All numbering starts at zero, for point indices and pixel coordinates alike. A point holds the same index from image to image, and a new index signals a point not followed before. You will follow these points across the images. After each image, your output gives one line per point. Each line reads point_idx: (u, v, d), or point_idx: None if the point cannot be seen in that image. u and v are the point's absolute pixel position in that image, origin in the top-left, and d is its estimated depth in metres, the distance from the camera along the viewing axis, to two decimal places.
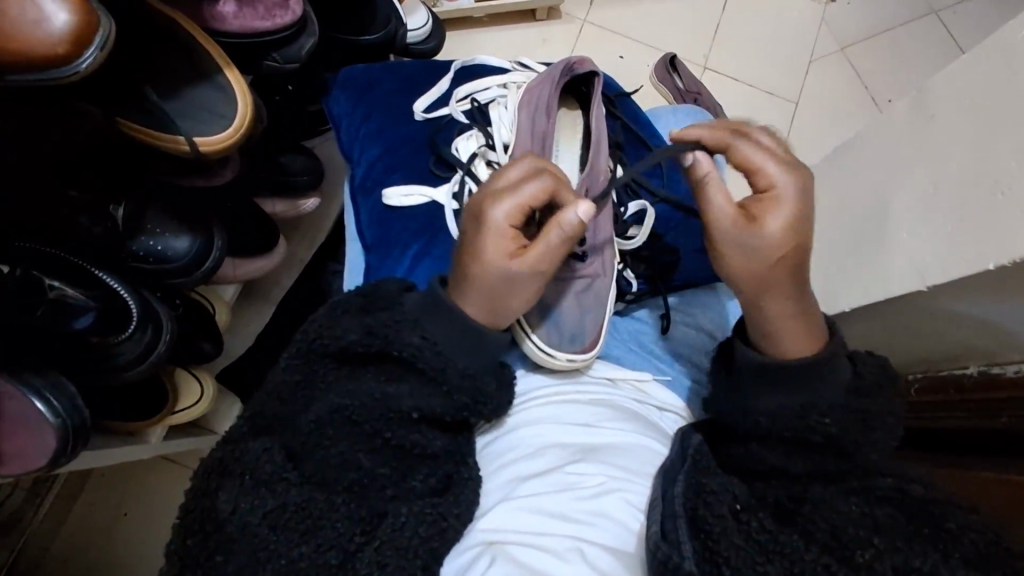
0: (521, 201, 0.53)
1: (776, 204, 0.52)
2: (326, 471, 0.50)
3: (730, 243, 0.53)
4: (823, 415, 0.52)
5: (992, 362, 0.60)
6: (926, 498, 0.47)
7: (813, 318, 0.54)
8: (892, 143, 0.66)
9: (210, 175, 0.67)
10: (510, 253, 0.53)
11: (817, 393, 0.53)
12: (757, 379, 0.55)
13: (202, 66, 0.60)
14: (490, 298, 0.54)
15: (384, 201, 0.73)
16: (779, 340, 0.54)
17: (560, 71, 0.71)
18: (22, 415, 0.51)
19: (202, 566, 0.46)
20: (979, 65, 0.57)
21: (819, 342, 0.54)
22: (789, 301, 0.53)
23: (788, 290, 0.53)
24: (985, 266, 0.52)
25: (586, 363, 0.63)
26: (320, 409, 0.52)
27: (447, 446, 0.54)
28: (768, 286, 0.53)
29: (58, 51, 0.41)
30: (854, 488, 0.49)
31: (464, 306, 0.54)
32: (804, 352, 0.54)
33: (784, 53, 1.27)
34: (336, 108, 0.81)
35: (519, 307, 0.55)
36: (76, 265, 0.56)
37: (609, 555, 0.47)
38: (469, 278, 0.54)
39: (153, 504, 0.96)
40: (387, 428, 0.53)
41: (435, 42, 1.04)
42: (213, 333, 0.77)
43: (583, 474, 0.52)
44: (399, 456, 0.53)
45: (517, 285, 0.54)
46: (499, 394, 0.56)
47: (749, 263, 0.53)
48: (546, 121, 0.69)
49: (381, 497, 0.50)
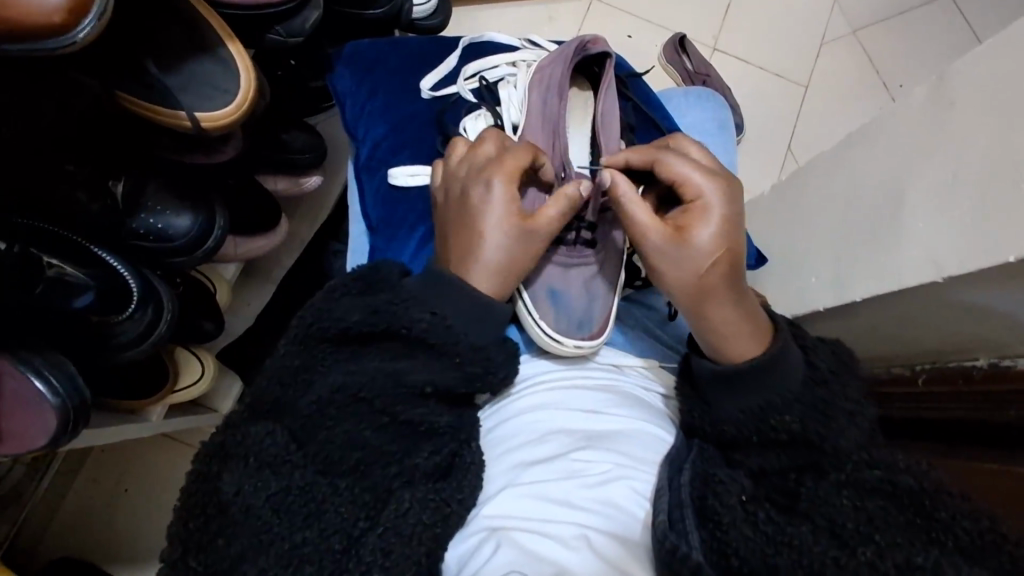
0: (516, 170, 0.58)
1: (703, 212, 0.56)
2: (328, 453, 0.49)
3: (667, 252, 0.56)
4: (781, 413, 0.52)
5: (1002, 355, 0.60)
6: (920, 489, 0.47)
7: (753, 316, 0.56)
8: (908, 129, 0.64)
9: (210, 150, 0.64)
10: (519, 216, 0.57)
11: (776, 389, 0.53)
12: (717, 386, 0.54)
13: (203, 38, 0.58)
14: (500, 262, 0.56)
15: (389, 180, 0.72)
16: (729, 345, 0.55)
17: (574, 50, 0.69)
18: (23, 394, 0.50)
19: (205, 550, 0.46)
20: (1003, 52, 0.55)
21: (761, 345, 0.55)
22: (728, 302, 0.55)
23: (732, 286, 0.56)
24: (1005, 258, 0.51)
25: (592, 349, 0.62)
26: (323, 390, 0.51)
27: (454, 422, 0.54)
28: (707, 290, 0.55)
29: (53, 21, 0.40)
30: (849, 480, 0.48)
31: (477, 276, 0.56)
32: (759, 347, 0.55)
33: (796, 35, 1.25)
34: (339, 85, 0.78)
35: (525, 272, 0.58)
36: (77, 244, 0.55)
37: (613, 542, 0.46)
38: (475, 245, 0.56)
39: (152, 482, 0.95)
40: (397, 405, 0.52)
41: (441, 18, 1.02)
42: (214, 312, 0.77)
43: (589, 462, 0.50)
44: (401, 432, 0.52)
45: (525, 249, 0.57)
46: (509, 363, 0.56)
47: (677, 262, 0.56)
48: (555, 98, 0.68)
49: (383, 474, 0.50)
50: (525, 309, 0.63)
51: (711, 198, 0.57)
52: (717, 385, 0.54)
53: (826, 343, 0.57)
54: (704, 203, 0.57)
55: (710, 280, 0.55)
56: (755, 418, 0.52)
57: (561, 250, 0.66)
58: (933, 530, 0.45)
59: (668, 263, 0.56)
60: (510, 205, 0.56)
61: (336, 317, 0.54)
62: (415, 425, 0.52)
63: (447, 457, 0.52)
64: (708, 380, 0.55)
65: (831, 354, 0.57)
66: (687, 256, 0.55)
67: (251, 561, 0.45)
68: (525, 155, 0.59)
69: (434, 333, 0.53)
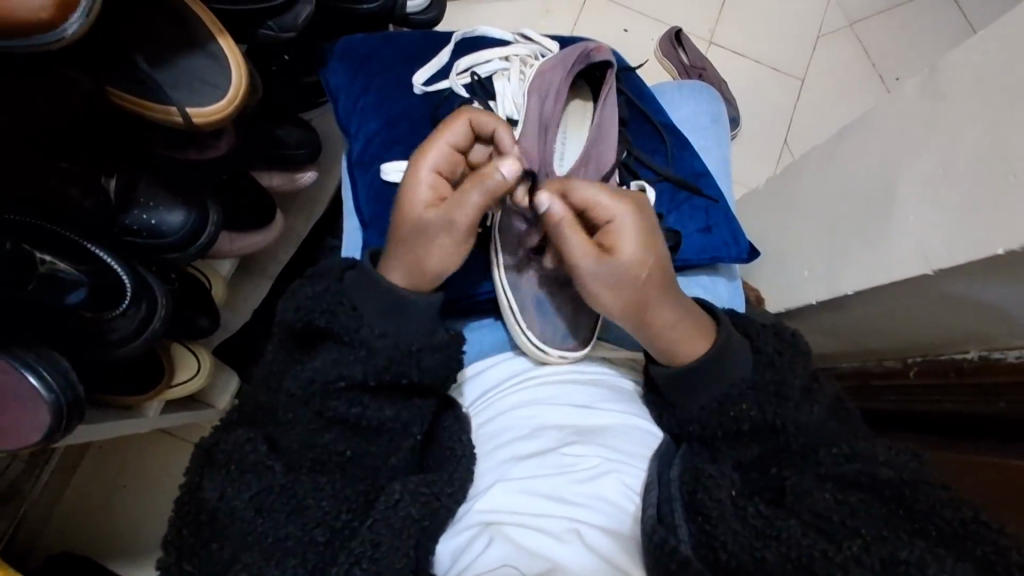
0: (444, 147, 0.56)
1: (622, 233, 0.53)
2: (292, 450, 0.50)
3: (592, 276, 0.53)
4: (756, 386, 0.54)
5: (992, 348, 0.60)
6: (900, 481, 0.48)
7: (690, 314, 0.56)
8: (900, 123, 0.64)
9: (203, 146, 0.64)
10: (434, 201, 0.55)
11: (756, 364, 0.55)
12: (706, 367, 0.54)
13: (195, 34, 0.58)
14: (409, 252, 0.54)
15: (382, 176, 0.71)
16: (678, 349, 0.55)
17: (576, 58, 0.69)
18: (17, 389, 0.50)
19: (198, 554, 0.46)
20: (995, 44, 0.56)
21: (707, 341, 0.56)
22: (667, 312, 0.54)
23: (664, 298, 0.54)
24: (994, 251, 0.51)
25: (579, 359, 0.61)
26: (292, 388, 0.51)
27: (405, 416, 0.52)
28: (642, 313, 0.54)
29: (41, 17, 0.39)
30: (832, 474, 0.49)
31: (389, 267, 0.55)
32: (706, 343, 0.56)
33: (793, 27, 1.25)
34: (333, 80, 0.78)
35: (443, 259, 0.54)
36: (68, 238, 0.55)
37: (606, 537, 0.46)
38: (393, 235, 0.55)
39: (150, 477, 0.96)
40: (370, 403, 0.52)
41: (436, 11, 1.01)
42: (210, 308, 0.77)
43: (578, 456, 0.51)
44: (346, 430, 0.52)
45: (431, 238, 0.53)
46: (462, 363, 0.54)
47: (606, 285, 0.53)
48: (554, 102, 0.68)
49: (348, 475, 0.50)
50: (511, 317, 0.62)
51: (620, 217, 0.54)
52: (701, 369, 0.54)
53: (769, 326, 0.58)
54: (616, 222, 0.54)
55: (646, 302, 0.54)
56: (734, 427, 0.53)
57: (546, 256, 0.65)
58: (914, 516, 0.46)
59: (599, 286, 0.54)
60: (420, 185, 0.55)
61: (328, 303, 0.53)
62: (399, 428, 0.52)
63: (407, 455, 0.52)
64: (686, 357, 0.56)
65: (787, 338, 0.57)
66: (619, 281, 0.53)
67: (242, 560, 0.45)
68: (456, 124, 0.57)
69: (402, 330, 0.52)
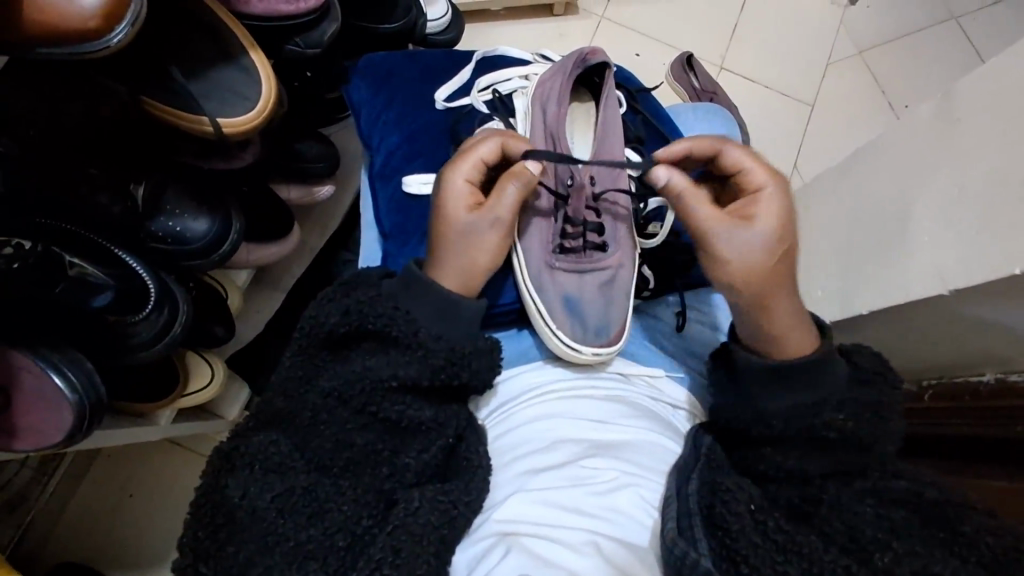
0: (476, 162, 0.59)
1: (770, 205, 0.56)
2: (323, 454, 0.50)
3: (739, 240, 0.55)
4: (812, 410, 0.52)
5: (1010, 369, 0.60)
6: (944, 501, 0.48)
7: (803, 318, 0.55)
8: (913, 146, 0.65)
9: (228, 157, 0.66)
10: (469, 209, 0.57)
11: (796, 375, 0.53)
12: (760, 380, 0.54)
13: (227, 47, 0.60)
14: (458, 252, 0.56)
15: (403, 188, 0.73)
16: (779, 339, 0.54)
17: (571, 64, 0.70)
18: (41, 389, 0.51)
19: (214, 557, 0.47)
20: (1008, 73, 0.57)
21: (812, 343, 0.55)
22: (790, 298, 0.55)
23: (788, 286, 0.55)
24: (1009, 271, 0.51)
25: (611, 356, 0.63)
26: (314, 395, 0.52)
27: (436, 418, 0.53)
28: (770, 294, 0.55)
29: (89, 26, 0.41)
30: (873, 488, 0.50)
31: (440, 277, 0.56)
32: (807, 346, 0.54)
33: (803, 54, 1.27)
34: (355, 95, 0.80)
35: (486, 264, 0.57)
36: (100, 244, 0.55)
37: (623, 548, 0.47)
38: (439, 237, 0.57)
39: (157, 485, 0.96)
40: (388, 415, 0.52)
41: (454, 32, 1.04)
42: (226, 317, 0.77)
43: (596, 469, 0.51)
44: (386, 429, 0.52)
45: (472, 240, 0.56)
46: (476, 362, 0.54)
47: (760, 258, 0.55)
48: (556, 109, 0.68)
49: (377, 478, 0.50)
50: (542, 321, 0.63)
51: (768, 188, 0.57)
52: (754, 378, 0.55)
53: (857, 346, 0.57)
54: (764, 193, 0.57)
55: (775, 278, 0.55)
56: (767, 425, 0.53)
57: (570, 259, 0.66)
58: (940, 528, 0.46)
59: (753, 255, 0.55)
60: (460, 196, 0.57)
61: (374, 315, 0.53)
62: (433, 428, 0.52)
63: (437, 453, 0.52)
64: (745, 372, 0.55)
65: (870, 356, 0.56)
66: (757, 250, 0.55)
67: (261, 563, 0.45)
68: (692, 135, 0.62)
69: (450, 335, 0.53)
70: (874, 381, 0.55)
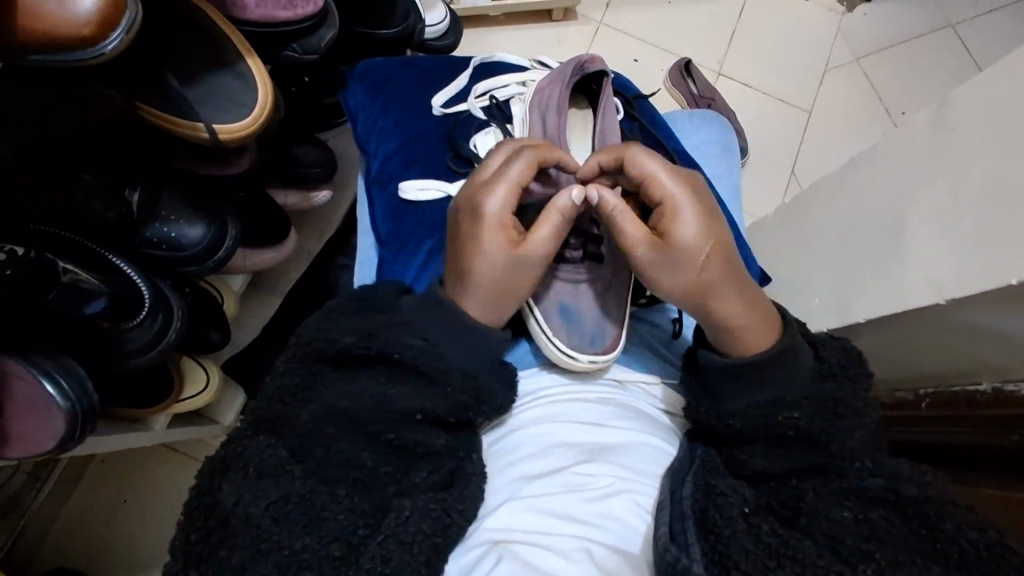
0: (513, 187, 0.58)
1: (680, 212, 0.57)
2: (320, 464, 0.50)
3: (660, 257, 0.56)
4: (792, 410, 0.52)
5: (1006, 379, 0.59)
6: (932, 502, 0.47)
7: (764, 313, 0.56)
8: (908, 154, 0.65)
9: (224, 163, 0.66)
10: (507, 240, 0.57)
11: (790, 384, 0.54)
12: (726, 379, 0.55)
13: (223, 54, 0.60)
14: (500, 285, 0.57)
15: (400, 194, 0.73)
16: (744, 335, 0.55)
17: (570, 71, 0.70)
18: (32, 397, 0.50)
19: (206, 561, 0.46)
20: (998, 82, 0.57)
21: (777, 335, 0.55)
22: (734, 299, 0.55)
23: (729, 288, 0.55)
24: (1007, 281, 0.51)
25: (608, 363, 0.62)
26: (316, 403, 0.52)
27: (450, 442, 0.53)
28: (707, 303, 0.55)
29: (84, 32, 0.41)
30: (849, 488, 0.49)
31: (468, 303, 0.56)
32: (770, 336, 0.55)
33: (800, 60, 1.27)
34: (353, 101, 0.80)
35: (520, 293, 0.58)
36: (89, 249, 0.56)
37: (616, 556, 0.46)
38: (471, 266, 0.57)
39: (152, 490, 0.95)
40: (382, 421, 0.52)
41: (452, 38, 1.04)
42: (221, 322, 0.77)
43: (590, 476, 0.51)
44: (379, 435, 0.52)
45: (516, 273, 0.57)
46: (502, 392, 0.56)
47: (684, 269, 0.55)
48: (554, 117, 0.69)
49: (372, 485, 0.50)
50: (538, 328, 0.63)
51: (674, 193, 0.57)
52: (721, 378, 0.55)
53: (836, 339, 0.57)
54: (674, 198, 0.57)
55: (709, 284, 0.55)
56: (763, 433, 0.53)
57: (569, 268, 0.67)
58: (935, 538, 0.45)
59: (677, 268, 0.55)
60: (498, 229, 0.57)
61: (396, 344, 0.54)
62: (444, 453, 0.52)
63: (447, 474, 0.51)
64: (724, 376, 0.55)
65: (842, 350, 0.56)
66: (678, 262, 0.55)
67: (253, 569, 0.45)
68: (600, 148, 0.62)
69: (471, 362, 0.55)
70: (837, 377, 0.55)
